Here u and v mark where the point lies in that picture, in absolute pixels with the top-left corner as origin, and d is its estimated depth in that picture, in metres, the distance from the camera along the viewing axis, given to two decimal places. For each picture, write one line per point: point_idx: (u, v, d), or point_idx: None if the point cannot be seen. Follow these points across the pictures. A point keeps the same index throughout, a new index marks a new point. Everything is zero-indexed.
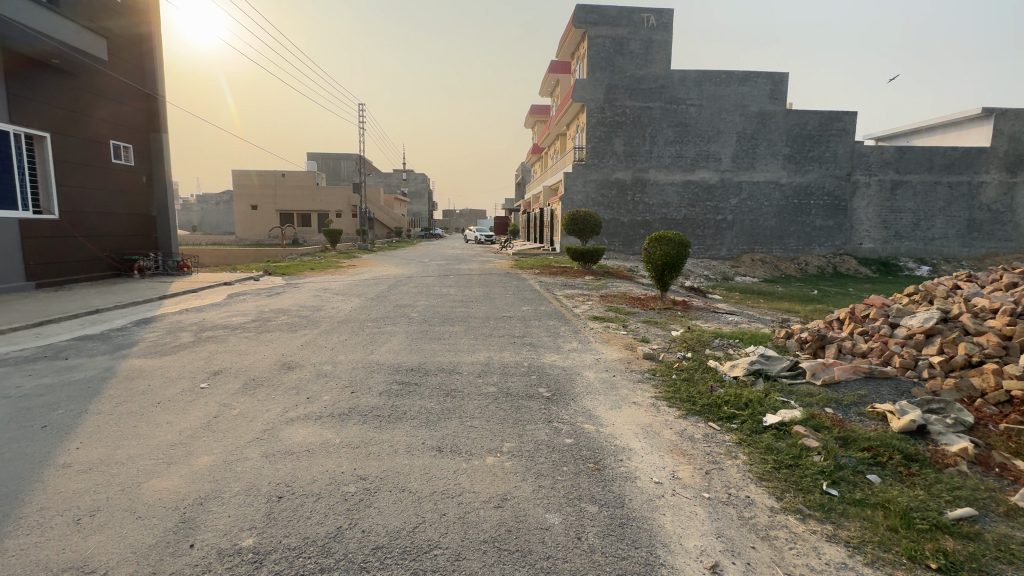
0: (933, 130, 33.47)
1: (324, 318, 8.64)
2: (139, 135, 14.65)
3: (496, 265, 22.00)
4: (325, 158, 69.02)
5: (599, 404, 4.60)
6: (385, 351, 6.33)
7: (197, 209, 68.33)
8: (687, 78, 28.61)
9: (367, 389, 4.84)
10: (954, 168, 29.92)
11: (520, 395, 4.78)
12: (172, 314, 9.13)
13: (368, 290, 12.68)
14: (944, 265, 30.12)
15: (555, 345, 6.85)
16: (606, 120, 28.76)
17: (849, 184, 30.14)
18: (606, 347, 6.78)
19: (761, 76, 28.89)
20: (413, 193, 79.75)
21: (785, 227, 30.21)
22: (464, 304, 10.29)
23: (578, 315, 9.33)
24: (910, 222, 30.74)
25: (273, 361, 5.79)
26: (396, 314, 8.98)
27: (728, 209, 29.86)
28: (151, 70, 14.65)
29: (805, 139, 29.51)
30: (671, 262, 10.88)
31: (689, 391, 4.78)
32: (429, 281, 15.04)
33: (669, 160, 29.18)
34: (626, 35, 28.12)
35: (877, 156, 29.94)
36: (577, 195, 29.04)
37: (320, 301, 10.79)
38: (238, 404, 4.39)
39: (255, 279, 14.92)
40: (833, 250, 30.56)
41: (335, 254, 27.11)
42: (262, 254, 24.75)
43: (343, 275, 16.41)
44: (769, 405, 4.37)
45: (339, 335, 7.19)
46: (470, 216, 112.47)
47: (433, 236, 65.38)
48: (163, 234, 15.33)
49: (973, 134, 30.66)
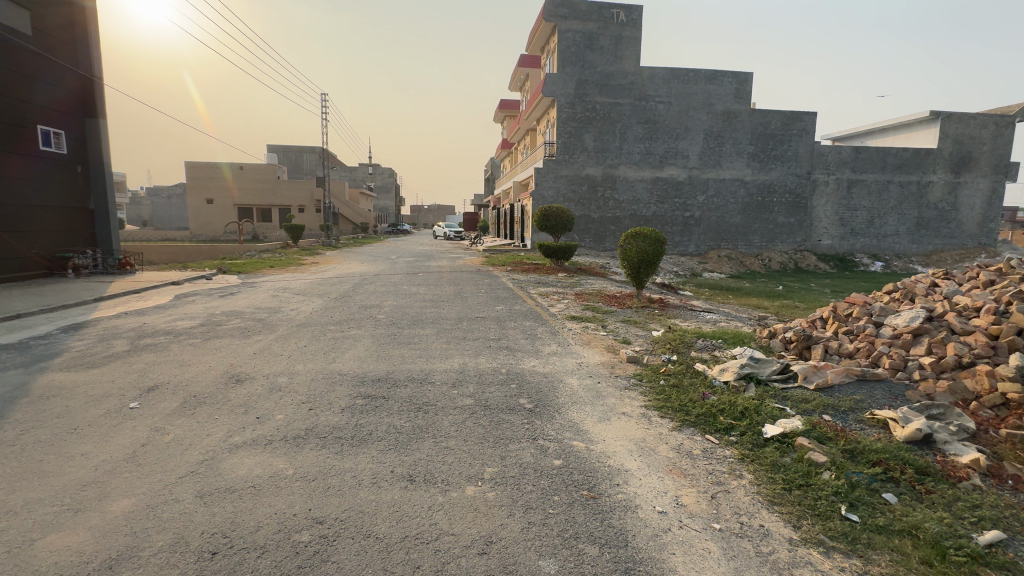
0: (885, 131, 34.92)
1: (281, 321, 7.95)
2: (73, 121, 13.29)
3: (467, 262, 21.44)
4: (286, 150, 66.31)
5: (587, 416, 4.22)
6: (348, 358, 5.76)
7: (147, 203, 64.42)
8: (656, 75, 28.72)
9: (327, 404, 4.29)
10: (904, 168, 31.32)
11: (500, 408, 4.34)
12: (106, 319, 8.20)
13: (332, 289, 11.93)
14: (896, 261, 31.51)
15: (533, 349, 6.44)
16: (576, 115, 28.55)
17: (809, 182, 31.04)
18: (587, 350, 6.43)
19: (727, 75, 29.33)
20: (380, 188, 77.81)
21: (749, 224, 30.88)
22: (434, 304, 9.73)
23: (555, 315, 8.96)
24: (865, 219, 31.99)
25: (220, 373, 5.13)
26: (362, 316, 8.36)
27: (696, 206, 30.27)
28: (86, 49, 13.31)
29: (769, 138, 30.20)
30: (647, 260, 10.67)
31: (681, 400, 4.47)
32: (397, 279, 14.35)
33: (638, 156, 29.28)
34: (596, 30, 27.93)
35: (835, 156, 30.97)
36: (548, 191, 28.75)
37: (277, 302, 10.00)
38: (173, 429, 3.76)
39: (207, 278, 13.87)
40: (795, 246, 31.48)
41: (297, 251, 25.85)
42: (216, 250, 23.27)
43: (305, 274, 15.53)
44: (766, 414, 4.11)
45: (298, 341, 6.56)
46: (439, 212, 111.00)
47: (401, 232, 63.96)
48: (103, 230, 14.04)
49: (921, 135, 32.14)
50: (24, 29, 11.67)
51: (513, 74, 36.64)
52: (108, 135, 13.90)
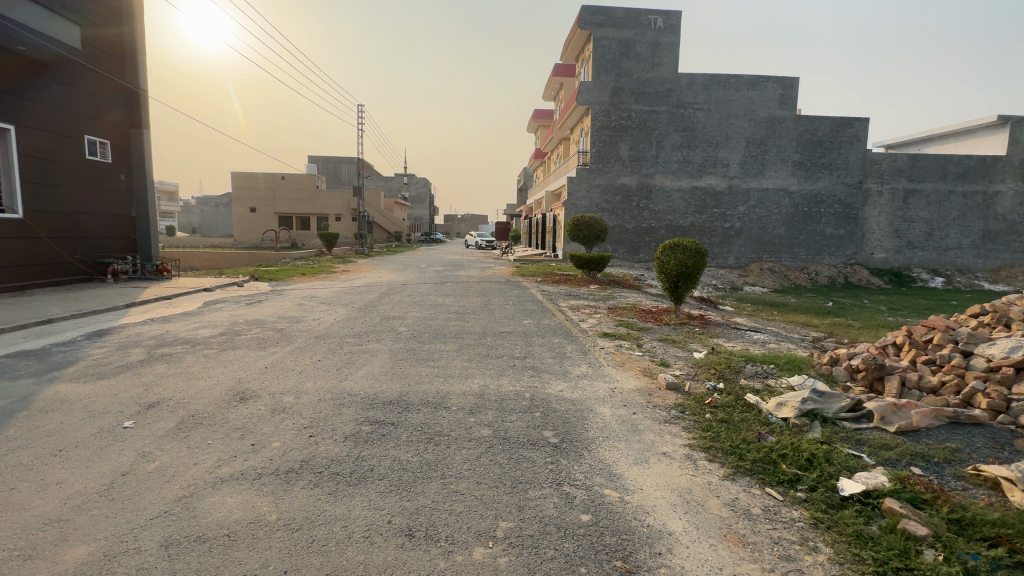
0: (945, 138, 32.60)
1: (300, 332, 7.70)
2: (119, 132, 13.84)
3: (496, 272, 21.08)
4: (326, 161, 68.37)
5: (623, 457, 3.64)
6: (360, 376, 5.36)
7: (197, 212, 67.73)
8: (695, 82, 27.81)
9: (331, 431, 3.88)
10: (968, 177, 29.02)
11: (520, 443, 3.81)
12: (132, 326, 8.19)
13: (358, 298, 11.75)
14: (959, 276, 29.10)
15: (561, 370, 5.86)
16: (611, 123, 27.93)
17: (861, 192, 29.19)
18: (621, 373, 5.81)
19: (771, 80, 28.08)
20: (414, 197, 79.02)
21: (794, 236, 29.26)
22: (459, 317, 9.31)
23: (586, 331, 8.36)
24: (923, 232, 29.77)
25: (224, 389, 4.83)
26: (382, 328, 8.02)
27: (736, 217, 28.95)
28: (135, 64, 13.94)
29: (815, 146, 28.63)
30: (686, 273, 9.94)
31: (733, 441, 3.82)
32: (424, 289, 14.08)
33: (675, 165, 28.33)
34: (633, 37, 27.35)
35: (889, 164, 29.05)
36: (581, 201, 28.14)
37: (301, 311, 9.84)
38: (158, 455, 3.42)
39: (239, 285, 13.99)
40: (844, 260, 29.59)
41: (330, 259, 26.12)
42: (253, 257, 23.79)
43: (334, 282, 15.51)
44: (840, 463, 3.42)
45: (313, 355, 6.23)
46: (471, 221, 111.99)
47: (434, 242, 64.56)
48: (143, 237, 14.51)
49: (987, 142, 29.77)
50: (75, 44, 12.22)
51: (548, 83, 36.44)
52: (152, 145, 14.48)
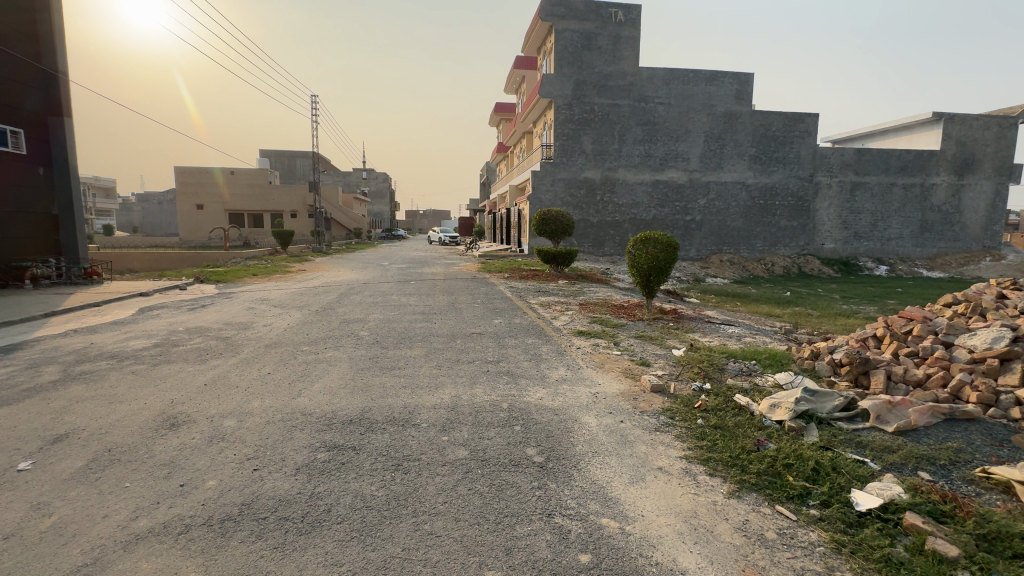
0: (886, 133, 34.36)
1: (248, 341, 6.95)
2: (35, 119, 12.34)
3: (462, 269, 20.51)
4: (279, 156, 65.22)
5: (617, 477, 3.27)
6: (316, 392, 4.76)
7: (137, 209, 63.24)
8: (655, 76, 28.00)
9: (280, 463, 3.32)
10: (907, 170, 30.68)
11: (501, 465, 3.37)
12: (50, 339, 7.18)
13: (314, 300, 10.95)
14: (900, 264, 30.78)
15: (539, 375, 5.44)
16: (574, 116, 27.75)
17: (812, 185, 30.32)
18: (602, 376, 5.46)
19: (728, 76, 28.65)
20: (374, 193, 76.77)
21: (752, 228, 30.12)
22: (425, 318, 8.74)
23: (560, 330, 8.00)
24: (868, 222, 31.30)
25: (151, 415, 4.13)
26: (340, 334, 7.35)
27: (697, 209, 29.47)
28: (52, 44, 12.44)
29: (770, 140, 29.48)
30: (658, 266, 9.75)
31: (731, 450, 3.53)
32: (387, 289, 13.34)
33: (638, 159, 28.50)
34: (594, 30, 27.21)
35: (837, 158, 30.31)
36: (546, 195, 27.87)
37: (251, 317, 8.99)
38: (57, 508, 2.76)
39: (182, 288, 12.86)
40: (797, 250, 30.72)
41: (285, 258, 24.83)
42: (199, 258, 22.19)
43: (289, 283, 14.56)
44: (849, 471, 3.17)
45: (263, 367, 5.55)
46: (433, 217, 110.38)
47: (396, 238, 62.95)
48: (68, 237, 13.05)
49: (924, 137, 31.54)
50: None
51: (509, 76, 35.92)
52: (76, 136, 13.03)
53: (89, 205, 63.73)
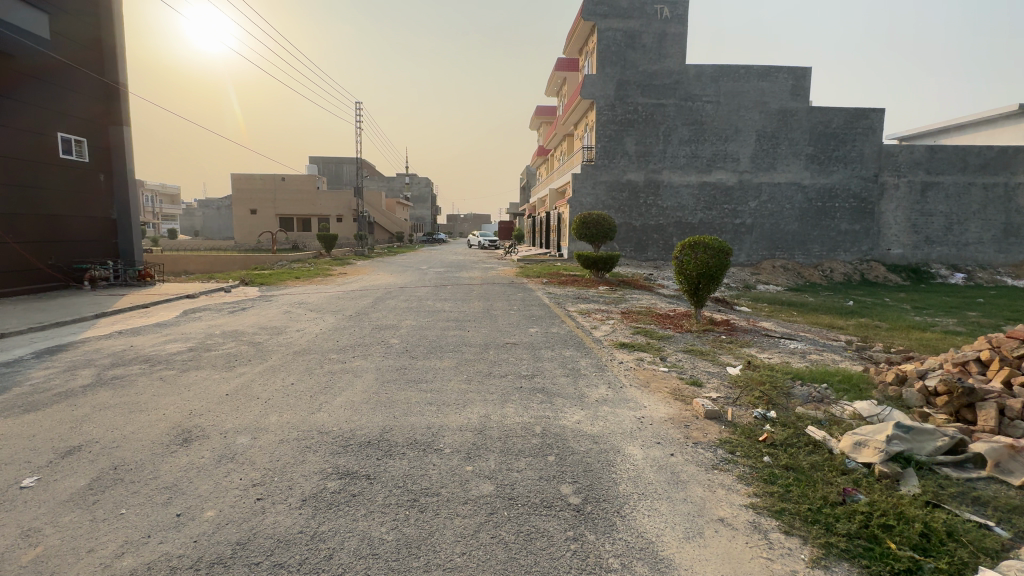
0: (963, 128, 31.43)
1: (279, 346, 6.80)
2: (97, 129, 13.04)
3: (500, 274, 20.20)
4: (327, 162, 67.59)
5: (669, 529, 2.73)
6: (336, 407, 4.46)
7: (199, 214, 67.35)
8: (703, 74, 26.81)
9: (285, 493, 2.99)
10: (989, 169, 27.85)
11: (532, 506, 2.90)
12: (93, 340, 7.33)
13: (350, 305, 10.87)
14: (980, 272, 27.89)
15: (576, 395, 4.93)
16: (616, 117, 26.95)
17: (877, 185, 28.09)
18: (648, 397, 4.90)
19: (783, 71, 27.03)
20: (416, 198, 78.13)
21: (808, 232, 28.23)
22: (457, 326, 8.38)
23: (600, 341, 7.45)
24: (942, 226, 28.61)
25: (165, 428, 3.93)
26: (370, 341, 7.10)
27: (747, 212, 27.92)
28: (112, 57, 13.13)
29: (829, 138, 27.57)
30: (708, 274, 9.02)
31: (811, 502, 2.92)
32: (423, 293, 13.16)
33: (684, 160, 27.34)
34: (639, 27, 26.39)
35: (906, 156, 27.92)
36: (586, 198, 27.17)
37: (286, 321, 8.97)
38: (44, 537, 2.53)
39: (227, 290, 13.19)
40: (859, 256, 28.52)
41: (328, 261, 25.40)
42: (248, 261, 23.01)
43: (329, 286, 14.73)
44: (973, 540, 2.50)
45: (286, 377, 5.34)
46: (474, 221, 111.52)
47: (436, 242, 63.78)
48: (125, 241, 13.73)
49: (1008, 132, 28.57)
50: (44, 34, 11.40)
51: (551, 78, 35.50)
52: (131, 143, 13.61)
53: (156, 210, 68.46)
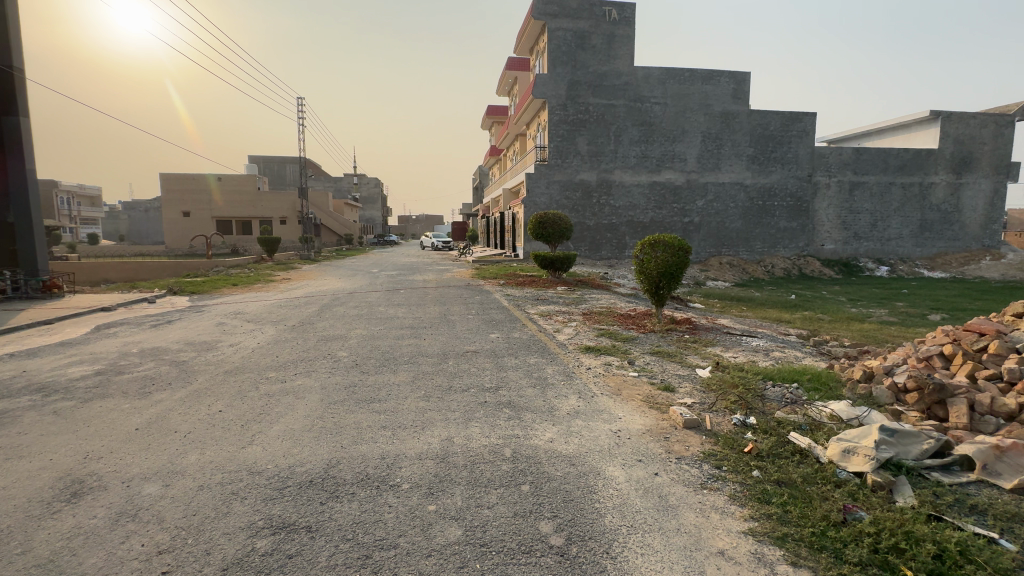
0: (883, 132, 33.95)
1: (207, 366, 5.97)
2: None
3: (456, 276, 19.64)
4: (268, 162, 64.20)
5: (668, 570, 2.38)
6: (271, 438, 3.83)
7: (124, 217, 62.37)
8: (651, 76, 27.35)
9: (200, 561, 2.39)
10: (906, 169, 30.18)
11: (508, 554, 2.47)
12: None
13: (294, 314, 10.01)
14: (901, 265, 30.14)
15: (545, 408, 4.55)
16: (568, 117, 27.01)
17: (811, 185, 29.76)
18: (622, 406, 4.60)
19: (724, 75, 28.07)
20: (366, 198, 75.83)
21: (751, 229, 29.49)
22: (413, 334, 7.80)
23: (564, 345, 7.13)
24: (868, 223, 30.71)
25: (48, 480, 3.16)
26: (316, 355, 6.42)
27: (695, 211, 28.79)
28: (5, 38, 11.48)
29: (768, 140, 28.93)
30: (669, 272, 8.93)
31: (813, 524, 2.66)
32: (374, 299, 12.42)
33: (634, 160, 27.79)
34: (588, 28, 26.56)
35: (836, 157, 29.75)
36: (541, 198, 27.05)
37: (218, 334, 8.04)
38: None
39: (151, 301, 11.86)
40: (797, 251, 30.11)
41: (270, 266, 23.84)
42: (180, 267, 21.12)
43: (270, 294, 13.64)
44: (988, 559, 2.31)
45: (215, 402, 4.62)
46: (426, 223, 109.80)
47: (388, 244, 62.07)
48: (26, 247, 11.97)
49: (921, 136, 31.12)
50: None
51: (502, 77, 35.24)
52: (32, 137, 11.96)
53: (74, 213, 62.44)
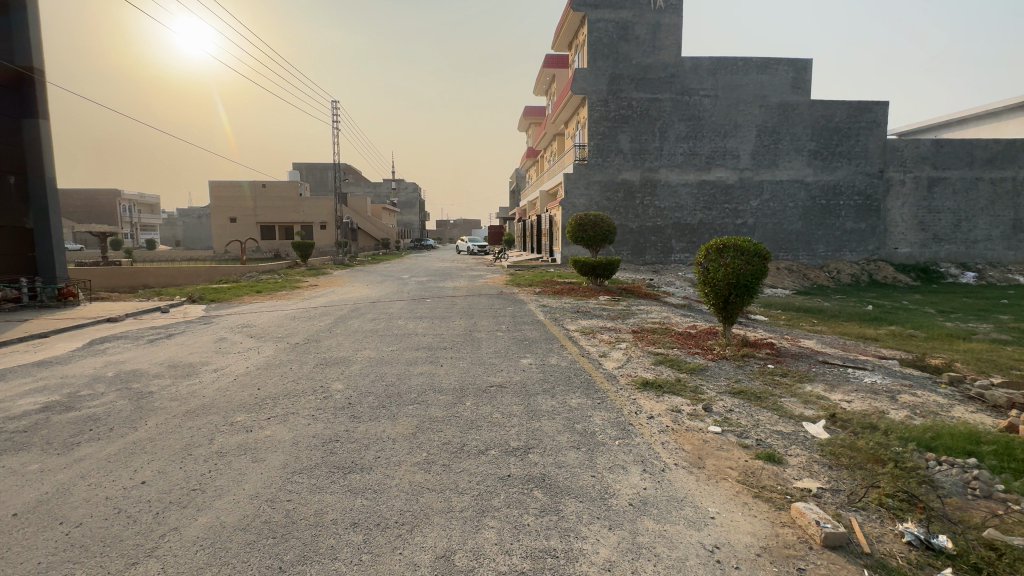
0: (966, 123, 30.27)
1: (173, 402, 4.86)
2: (5, 123, 11.07)
3: (488, 282, 18.41)
4: (312, 169, 65.62)
5: None
6: (185, 544, 2.56)
7: (180, 224, 65.70)
8: (700, 66, 25.29)
9: None
10: (996, 163, 26.59)
11: None
12: None
13: (304, 328, 8.91)
14: (991, 270, 26.41)
15: (597, 495, 3.08)
16: (610, 113, 25.34)
17: (882, 182, 26.69)
18: (711, 495, 3.07)
19: (783, 63, 25.61)
20: (404, 204, 76.28)
21: (812, 231, 26.75)
22: (428, 359, 6.45)
23: (614, 379, 5.58)
24: (949, 224, 27.19)
25: None
26: (304, 389, 5.18)
27: (749, 212, 26.34)
28: (25, 40, 11.14)
29: (832, 132, 26.17)
30: (741, 284, 7.27)
31: None
32: (396, 310, 11.27)
33: (681, 157, 25.75)
34: (631, 18, 24.86)
35: (912, 150, 26.58)
36: (579, 199, 25.48)
37: (211, 354, 7.02)
38: None
39: (165, 310, 11.17)
40: (866, 256, 27.05)
41: (301, 272, 23.41)
42: (214, 272, 20.97)
43: (292, 303, 12.81)
44: None
45: (145, 467, 3.40)
46: (463, 227, 109.60)
47: (424, 249, 62.11)
48: (45, 253, 11.65)
49: (1013, 125, 27.43)
50: None
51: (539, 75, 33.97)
52: (50, 142, 11.65)
53: (136, 220, 65.74)
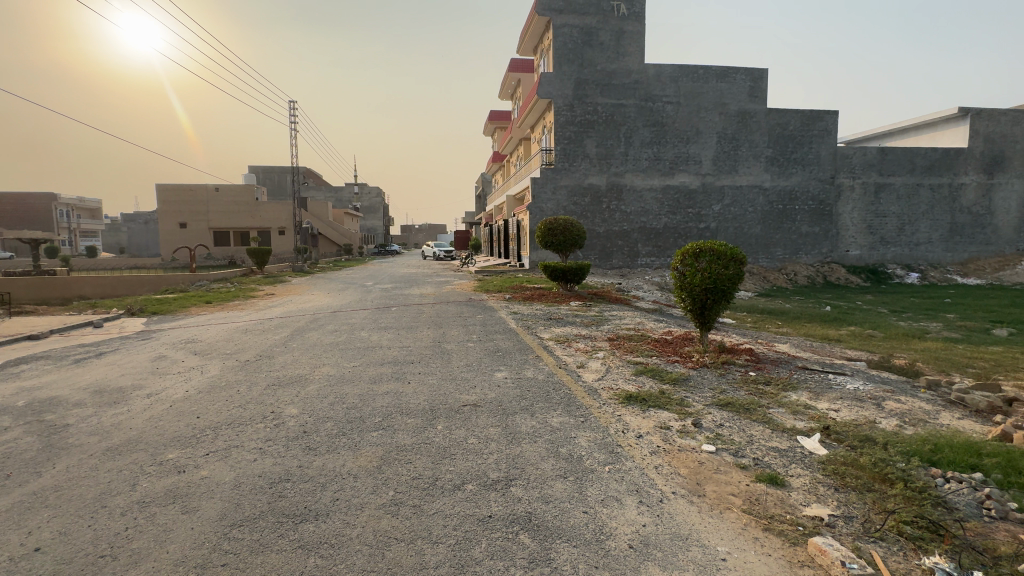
0: (906, 132, 32.12)
1: (93, 437, 4.15)
2: None
3: (456, 289, 17.89)
4: (269, 172, 63.05)
5: None
6: None
7: (125, 230, 61.68)
8: (662, 73, 25.70)
9: None
10: (934, 170, 28.26)
11: None
12: None
13: (256, 343, 8.17)
14: (932, 271, 27.95)
15: (592, 537, 2.68)
16: (576, 117, 25.35)
17: (834, 188, 27.85)
18: (718, 530, 2.74)
19: (740, 72, 26.37)
20: (367, 209, 74.41)
21: (770, 234, 27.57)
22: (393, 376, 5.92)
23: (595, 393, 5.23)
24: (894, 227, 28.67)
25: None
26: (252, 416, 4.58)
27: (711, 216, 26.90)
28: None
29: (787, 140, 27.14)
30: (718, 289, 7.13)
31: None
32: (359, 320, 10.60)
33: (646, 163, 26.04)
34: (596, 24, 25.02)
35: (860, 157, 27.89)
36: (547, 203, 25.32)
37: (147, 376, 6.25)
38: None
39: (99, 325, 10.10)
40: (820, 258, 28.14)
41: (256, 280, 22.14)
42: (160, 281, 19.52)
43: (244, 314, 11.89)
44: None
45: (43, 527, 2.77)
46: (428, 232, 108.06)
47: (389, 255, 60.63)
48: None
49: (948, 134, 29.26)
50: None
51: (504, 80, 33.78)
52: None
53: (74, 226, 61.19)
